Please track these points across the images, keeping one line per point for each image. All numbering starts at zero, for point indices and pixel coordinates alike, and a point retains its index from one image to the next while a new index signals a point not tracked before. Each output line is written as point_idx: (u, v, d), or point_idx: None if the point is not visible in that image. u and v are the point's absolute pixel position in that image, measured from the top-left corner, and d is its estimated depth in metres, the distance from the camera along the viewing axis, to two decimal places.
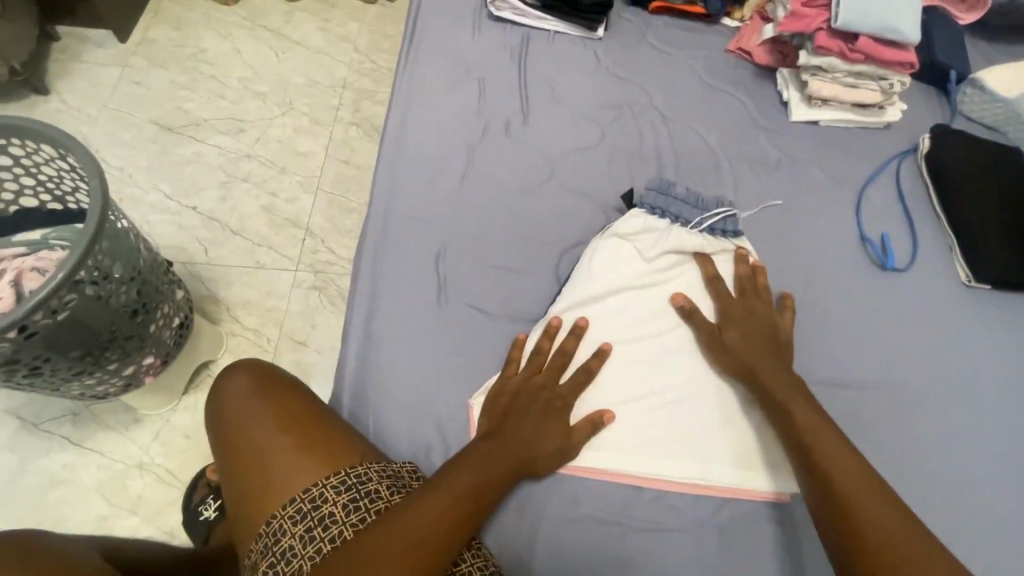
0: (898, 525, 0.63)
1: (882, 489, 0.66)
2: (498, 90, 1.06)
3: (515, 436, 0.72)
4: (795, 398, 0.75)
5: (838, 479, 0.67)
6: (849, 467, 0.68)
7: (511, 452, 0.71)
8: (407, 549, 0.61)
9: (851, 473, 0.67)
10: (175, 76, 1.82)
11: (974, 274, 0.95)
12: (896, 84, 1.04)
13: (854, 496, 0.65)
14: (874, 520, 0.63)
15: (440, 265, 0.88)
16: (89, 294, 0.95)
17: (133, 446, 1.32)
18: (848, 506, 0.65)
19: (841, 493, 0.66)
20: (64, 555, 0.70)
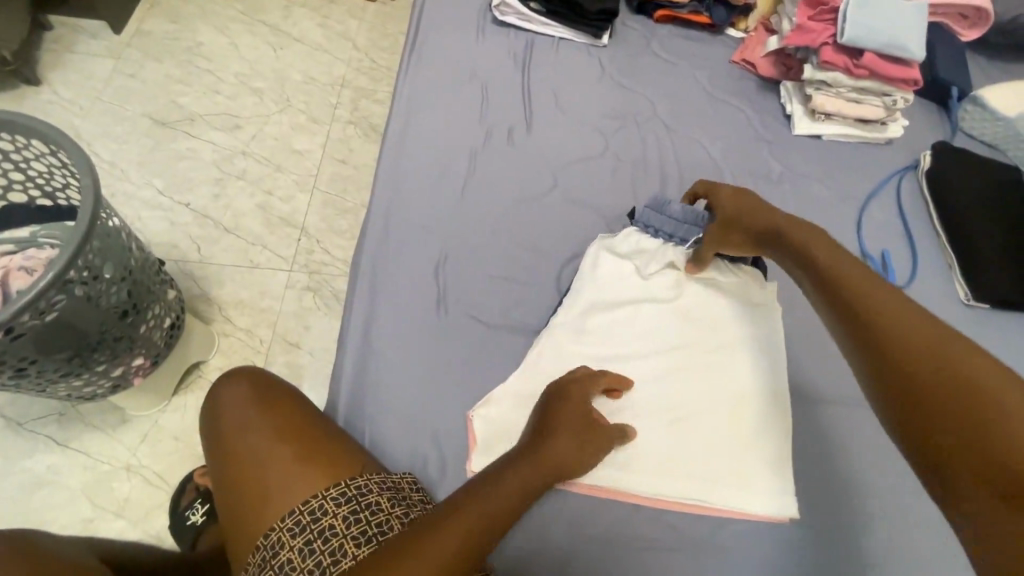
0: (957, 369, 0.53)
1: (953, 337, 0.56)
2: (502, 95, 1.05)
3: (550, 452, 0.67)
4: (833, 267, 0.67)
5: (882, 337, 0.59)
6: (903, 325, 0.58)
7: (544, 471, 0.65)
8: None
9: (906, 330, 0.58)
10: (170, 70, 1.79)
11: (974, 294, 0.95)
12: (900, 101, 1.03)
13: (903, 353, 0.56)
14: (927, 371, 0.54)
15: (441, 272, 0.87)
16: (79, 295, 0.93)
17: (121, 447, 1.29)
18: (895, 366, 0.56)
19: (886, 354, 0.58)
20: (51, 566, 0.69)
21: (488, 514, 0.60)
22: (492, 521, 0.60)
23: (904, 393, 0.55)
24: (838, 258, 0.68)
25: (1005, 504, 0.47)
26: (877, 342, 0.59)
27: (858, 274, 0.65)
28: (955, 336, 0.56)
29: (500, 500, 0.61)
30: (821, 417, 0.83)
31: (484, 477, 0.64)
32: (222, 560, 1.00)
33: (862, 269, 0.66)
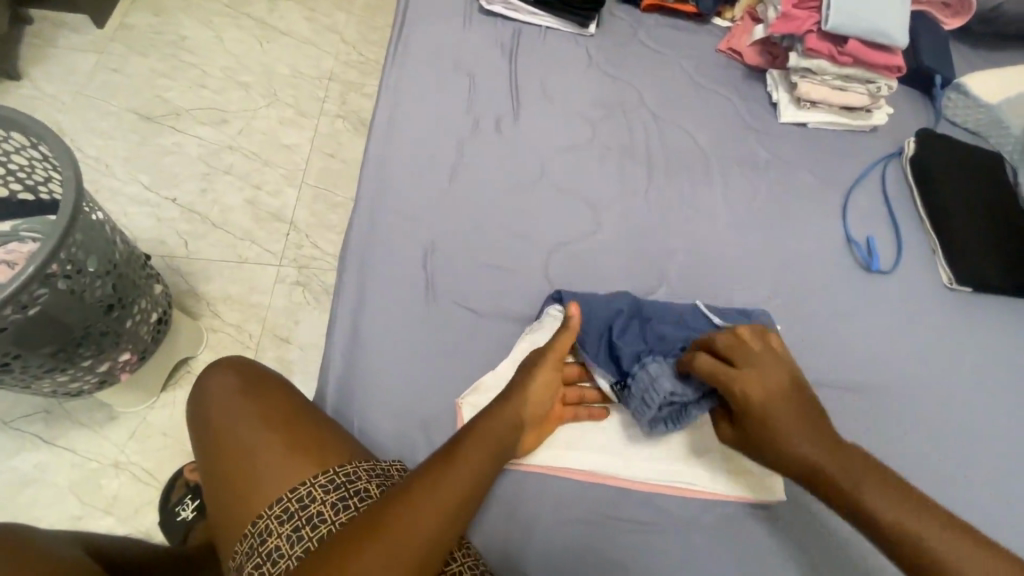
0: (939, 523, 0.60)
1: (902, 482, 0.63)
2: (489, 85, 1.05)
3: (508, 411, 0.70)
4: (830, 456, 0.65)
5: (907, 522, 0.60)
6: (920, 516, 0.60)
7: (505, 430, 0.69)
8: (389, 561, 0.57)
9: (927, 523, 0.60)
10: (155, 64, 1.77)
11: (956, 277, 0.96)
12: (884, 88, 1.04)
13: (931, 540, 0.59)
14: (954, 554, 0.57)
15: (429, 262, 0.87)
16: (62, 289, 0.92)
17: (109, 444, 1.28)
18: (928, 555, 0.58)
19: (914, 541, 0.59)
20: (38, 559, 0.68)
21: (463, 475, 0.64)
22: (468, 483, 0.64)
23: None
24: (814, 426, 0.68)
25: None
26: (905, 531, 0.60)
27: (853, 454, 0.65)
28: (945, 512, 0.61)
29: (472, 462, 0.65)
30: None
31: (448, 446, 0.67)
32: (212, 554, 0.99)
33: (850, 446, 0.66)
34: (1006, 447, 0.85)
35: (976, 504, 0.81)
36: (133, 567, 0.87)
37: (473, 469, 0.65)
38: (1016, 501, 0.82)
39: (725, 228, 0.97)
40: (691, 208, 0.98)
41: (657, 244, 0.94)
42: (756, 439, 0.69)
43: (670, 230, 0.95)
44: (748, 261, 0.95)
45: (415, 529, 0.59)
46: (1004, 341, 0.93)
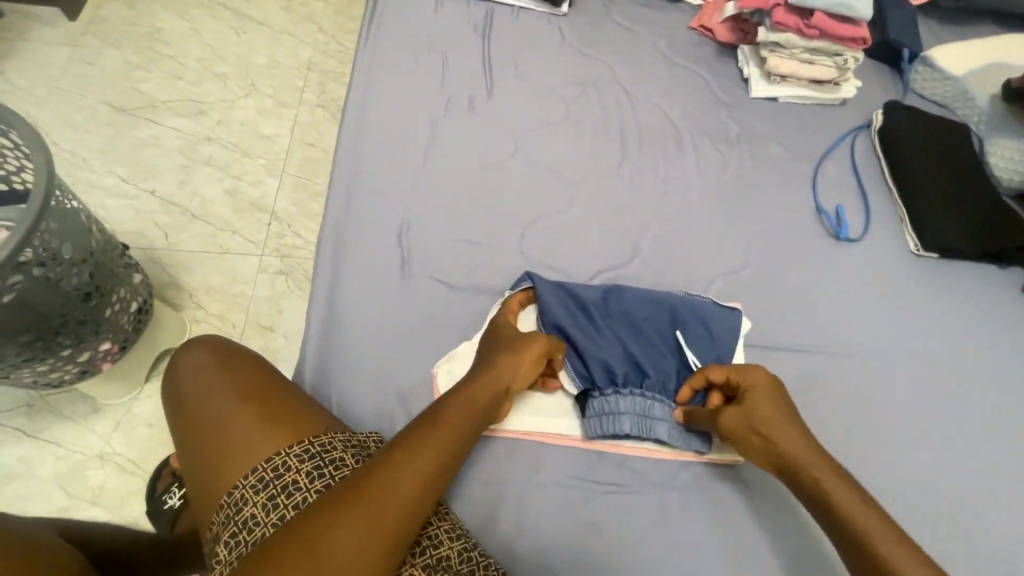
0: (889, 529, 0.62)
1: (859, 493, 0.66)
2: (462, 65, 1.05)
3: (490, 384, 0.71)
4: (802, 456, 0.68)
5: (856, 520, 0.62)
6: (871, 515, 0.62)
7: (474, 404, 0.69)
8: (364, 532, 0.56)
9: (874, 521, 0.62)
10: (130, 57, 1.75)
11: (923, 243, 0.98)
12: (850, 60, 1.06)
13: (875, 538, 0.61)
14: (894, 555, 0.59)
15: (404, 238, 0.87)
16: (37, 276, 0.92)
17: (93, 436, 1.28)
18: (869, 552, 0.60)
19: (862, 536, 0.61)
20: (18, 542, 0.69)
21: (437, 447, 0.64)
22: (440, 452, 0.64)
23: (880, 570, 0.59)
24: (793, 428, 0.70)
25: None
26: (851, 526, 0.62)
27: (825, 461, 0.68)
28: (890, 518, 0.63)
29: (445, 435, 0.65)
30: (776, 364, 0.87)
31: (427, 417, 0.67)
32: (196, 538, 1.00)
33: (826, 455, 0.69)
34: (970, 405, 0.88)
35: (941, 462, 0.83)
36: (116, 551, 0.87)
37: (447, 443, 0.65)
38: (978, 456, 0.85)
39: (698, 201, 0.98)
40: (664, 182, 0.99)
41: (631, 217, 0.95)
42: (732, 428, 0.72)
43: (644, 204, 0.97)
44: (720, 232, 0.96)
45: (383, 511, 0.58)
46: (969, 304, 0.96)
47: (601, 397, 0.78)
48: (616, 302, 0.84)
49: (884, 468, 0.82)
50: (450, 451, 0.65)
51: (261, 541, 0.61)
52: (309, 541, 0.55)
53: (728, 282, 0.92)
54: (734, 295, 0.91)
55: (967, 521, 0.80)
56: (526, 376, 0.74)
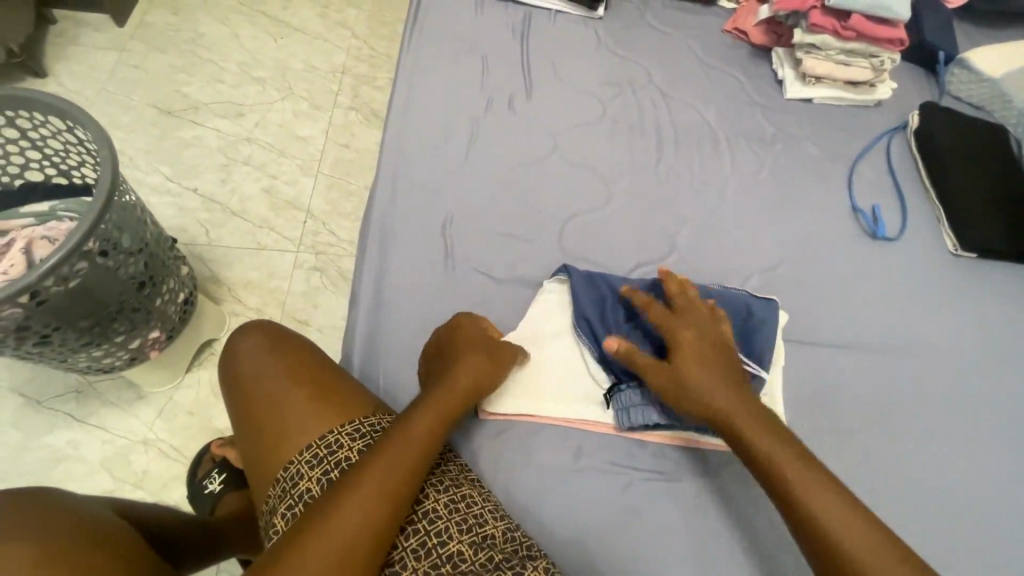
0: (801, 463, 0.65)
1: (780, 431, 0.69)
2: (502, 66, 1.08)
3: (450, 387, 0.71)
4: (732, 403, 0.70)
5: (780, 469, 0.65)
6: (797, 465, 0.65)
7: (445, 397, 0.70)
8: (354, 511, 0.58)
9: (802, 467, 0.64)
10: (174, 61, 1.83)
11: (961, 243, 0.98)
12: (887, 62, 1.07)
13: (800, 486, 0.63)
14: (816, 502, 0.62)
15: (447, 231, 0.90)
16: (100, 264, 0.97)
17: (137, 422, 1.33)
18: (796, 499, 0.63)
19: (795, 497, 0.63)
20: (83, 514, 0.72)
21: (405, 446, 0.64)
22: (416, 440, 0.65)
23: (805, 518, 0.61)
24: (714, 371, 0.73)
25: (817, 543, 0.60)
26: (781, 476, 0.64)
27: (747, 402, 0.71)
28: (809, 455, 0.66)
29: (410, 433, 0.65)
30: (811, 359, 0.88)
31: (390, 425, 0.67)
32: (239, 521, 1.03)
33: (752, 405, 0.70)
34: (1010, 405, 0.88)
35: (980, 459, 0.83)
36: (164, 531, 0.91)
37: (414, 441, 0.65)
38: (1019, 456, 0.84)
39: (733, 199, 1.00)
40: (700, 180, 1.01)
41: (667, 213, 0.97)
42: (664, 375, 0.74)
43: (679, 201, 0.98)
44: (755, 229, 0.97)
45: (369, 494, 0.59)
46: (1009, 304, 0.95)
47: (627, 389, 0.78)
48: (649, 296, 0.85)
49: (921, 466, 0.82)
50: (424, 450, 0.65)
51: None
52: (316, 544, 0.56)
53: (763, 279, 0.93)
54: (770, 290, 0.92)
55: (1007, 520, 0.79)
56: (489, 378, 0.74)
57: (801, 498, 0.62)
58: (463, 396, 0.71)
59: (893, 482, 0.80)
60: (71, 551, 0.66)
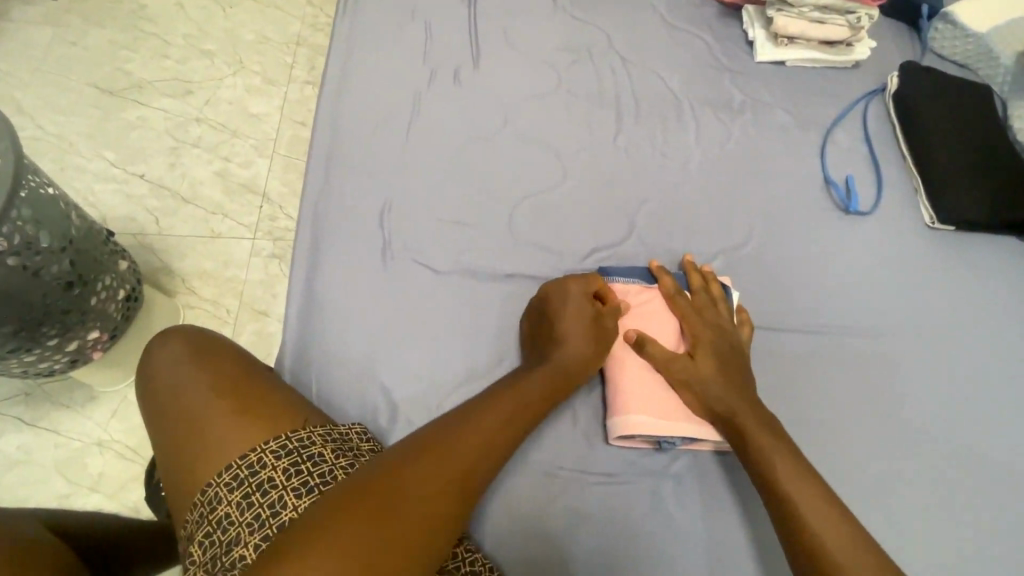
0: (797, 479, 0.63)
1: (785, 444, 0.67)
2: (447, 33, 0.99)
3: (564, 366, 0.71)
4: (743, 408, 0.69)
5: (776, 466, 0.64)
6: (802, 482, 0.63)
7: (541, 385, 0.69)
8: (402, 522, 0.52)
9: (811, 493, 0.62)
10: (115, 35, 1.70)
11: (938, 215, 0.92)
12: (864, 18, 1.00)
13: (795, 493, 0.62)
14: (812, 512, 0.60)
15: (386, 219, 0.83)
16: (13, 266, 0.90)
17: (91, 423, 1.27)
18: (770, 473, 0.64)
19: (790, 502, 0.62)
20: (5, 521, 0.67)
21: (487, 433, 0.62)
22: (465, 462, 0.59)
23: (791, 522, 0.60)
24: (736, 387, 0.71)
25: (800, 547, 0.59)
26: (778, 488, 0.63)
27: (755, 406, 0.70)
28: (819, 479, 0.64)
29: (493, 432, 0.62)
30: (777, 345, 0.83)
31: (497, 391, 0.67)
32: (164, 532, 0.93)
33: (769, 420, 0.69)
34: (987, 386, 0.83)
35: (956, 444, 0.79)
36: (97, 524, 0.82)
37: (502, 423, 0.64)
38: (996, 441, 0.80)
39: (698, 174, 0.93)
40: (662, 154, 0.94)
41: (626, 191, 0.90)
42: (686, 388, 0.73)
43: (641, 178, 0.92)
44: (721, 206, 0.91)
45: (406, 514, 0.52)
46: (988, 279, 0.90)
47: None
48: (626, 288, 0.80)
49: (896, 454, 0.78)
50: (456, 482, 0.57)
51: (235, 542, 0.59)
52: (346, 548, 0.48)
53: (728, 261, 0.87)
54: (734, 272, 0.87)
55: (984, 509, 0.76)
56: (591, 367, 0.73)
57: (772, 462, 0.65)
58: (570, 376, 0.71)
59: (868, 477, 0.76)
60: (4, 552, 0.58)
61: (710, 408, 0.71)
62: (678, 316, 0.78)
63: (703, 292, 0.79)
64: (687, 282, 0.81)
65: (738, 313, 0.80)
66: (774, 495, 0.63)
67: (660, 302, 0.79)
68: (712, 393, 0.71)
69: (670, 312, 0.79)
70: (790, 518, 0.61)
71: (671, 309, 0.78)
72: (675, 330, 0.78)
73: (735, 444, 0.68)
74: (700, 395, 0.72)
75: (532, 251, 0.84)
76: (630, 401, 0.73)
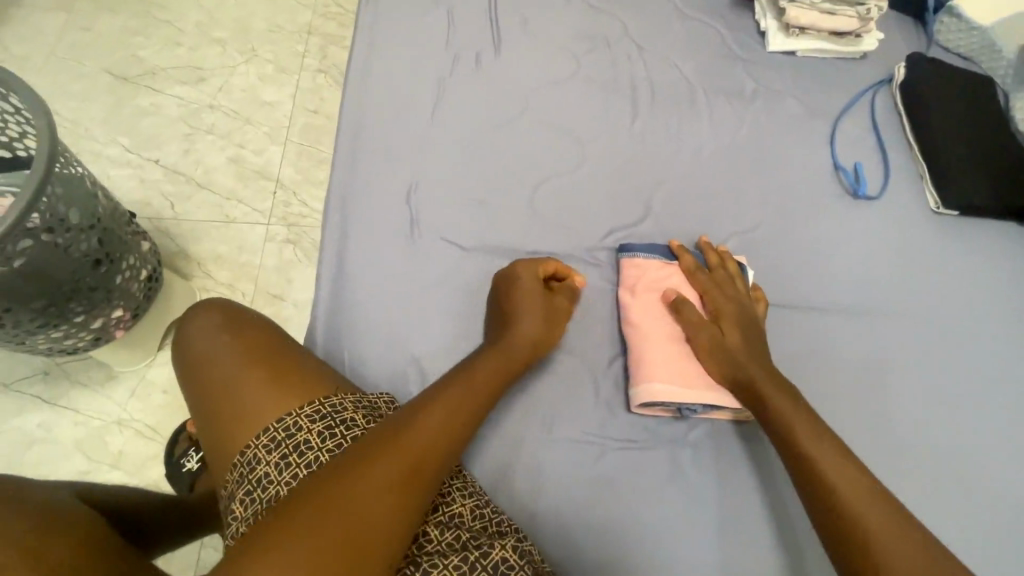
0: (815, 439, 0.67)
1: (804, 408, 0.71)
2: (468, 20, 1.02)
3: (519, 346, 0.73)
4: (762, 375, 0.73)
5: (795, 427, 0.68)
6: (820, 442, 0.66)
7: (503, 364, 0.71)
8: (363, 501, 0.54)
9: (828, 450, 0.66)
10: (128, 23, 1.71)
11: (943, 201, 0.96)
12: (873, 10, 1.03)
13: (814, 452, 0.66)
14: (830, 467, 0.64)
15: (413, 199, 0.86)
16: (46, 242, 0.92)
17: (111, 403, 1.29)
18: (789, 434, 0.68)
19: (809, 459, 0.65)
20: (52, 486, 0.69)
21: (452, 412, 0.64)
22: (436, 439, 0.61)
23: (811, 478, 0.64)
24: (755, 356, 0.75)
25: (821, 501, 0.63)
26: (797, 447, 0.67)
27: (773, 373, 0.74)
28: (836, 439, 0.68)
29: (457, 411, 0.64)
30: (788, 323, 0.86)
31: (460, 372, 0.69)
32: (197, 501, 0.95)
33: (787, 386, 0.73)
34: (988, 364, 0.87)
35: (958, 418, 0.83)
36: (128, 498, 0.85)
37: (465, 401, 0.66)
38: (995, 415, 0.84)
39: (712, 159, 0.96)
40: (676, 140, 0.97)
41: (643, 174, 0.93)
42: (707, 357, 0.77)
43: (657, 162, 0.95)
44: (734, 190, 0.94)
45: (371, 494, 0.55)
46: (990, 262, 0.94)
47: None
48: (649, 263, 0.83)
49: (901, 427, 0.82)
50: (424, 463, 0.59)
51: (275, 500, 0.62)
52: (313, 530, 0.51)
53: (740, 242, 0.91)
54: (747, 254, 0.90)
55: (983, 479, 0.79)
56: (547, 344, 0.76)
57: (791, 424, 0.68)
58: (524, 356, 0.73)
59: (874, 448, 0.80)
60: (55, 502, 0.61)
61: (730, 375, 0.75)
62: (698, 290, 0.81)
63: (721, 269, 0.83)
64: (705, 260, 0.85)
65: (753, 289, 0.84)
66: (794, 454, 0.67)
67: (681, 278, 0.83)
68: (733, 361, 0.75)
69: (690, 287, 0.83)
70: (810, 475, 0.64)
71: (692, 284, 0.82)
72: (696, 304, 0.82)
73: (755, 408, 0.72)
74: (721, 363, 0.75)
75: (554, 231, 0.87)
76: (653, 369, 0.76)
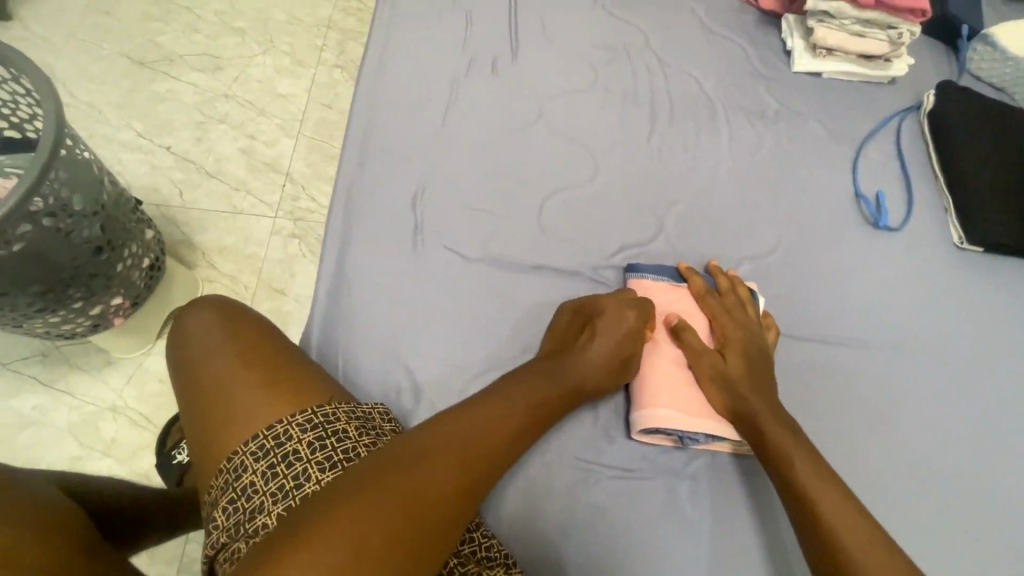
0: (817, 479, 0.64)
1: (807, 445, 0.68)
2: (486, 23, 1.00)
3: (575, 377, 0.71)
4: (765, 409, 0.70)
5: (794, 465, 0.65)
6: (824, 483, 0.63)
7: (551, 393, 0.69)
8: (403, 506, 0.51)
9: (832, 491, 0.62)
10: (149, 8, 1.71)
11: (967, 236, 0.92)
12: (905, 34, 0.98)
13: (815, 492, 0.62)
14: (829, 508, 0.61)
15: (418, 206, 0.84)
16: (47, 227, 0.91)
17: (106, 389, 1.28)
18: (790, 472, 0.65)
19: (811, 501, 0.62)
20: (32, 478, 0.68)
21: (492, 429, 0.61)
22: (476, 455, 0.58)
23: (810, 520, 0.61)
24: (760, 387, 0.72)
25: (821, 546, 0.59)
26: (797, 486, 0.64)
27: (776, 407, 0.71)
28: (839, 480, 0.65)
29: (498, 432, 0.62)
30: (799, 354, 0.83)
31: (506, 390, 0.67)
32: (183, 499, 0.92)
33: (790, 422, 0.70)
34: (1007, 409, 0.83)
35: (973, 465, 0.79)
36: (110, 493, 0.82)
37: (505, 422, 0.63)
38: (1013, 465, 0.80)
39: (729, 179, 0.93)
40: (694, 158, 0.94)
41: (657, 192, 0.91)
42: (710, 385, 0.74)
43: (672, 180, 0.92)
44: (751, 212, 0.91)
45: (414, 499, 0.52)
46: (1014, 302, 0.90)
47: None
48: (656, 285, 0.81)
49: (912, 470, 0.78)
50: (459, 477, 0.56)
51: (259, 511, 0.60)
52: (353, 531, 0.47)
53: (753, 267, 0.88)
54: (760, 280, 0.87)
55: (997, 531, 0.76)
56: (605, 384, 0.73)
57: (793, 462, 0.65)
58: (578, 390, 0.71)
59: (882, 490, 0.76)
60: (34, 494, 0.59)
61: (733, 407, 0.72)
62: (706, 315, 0.79)
63: (731, 294, 0.80)
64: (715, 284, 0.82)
65: (763, 317, 0.81)
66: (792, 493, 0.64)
67: (689, 302, 0.81)
68: (737, 391, 0.72)
69: (699, 312, 0.80)
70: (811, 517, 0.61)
71: (700, 309, 0.80)
72: (703, 329, 0.79)
73: (756, 443, 0.69)
74: (724, 393, 0.73)
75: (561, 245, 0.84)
76: (655, 396, 0.74)
